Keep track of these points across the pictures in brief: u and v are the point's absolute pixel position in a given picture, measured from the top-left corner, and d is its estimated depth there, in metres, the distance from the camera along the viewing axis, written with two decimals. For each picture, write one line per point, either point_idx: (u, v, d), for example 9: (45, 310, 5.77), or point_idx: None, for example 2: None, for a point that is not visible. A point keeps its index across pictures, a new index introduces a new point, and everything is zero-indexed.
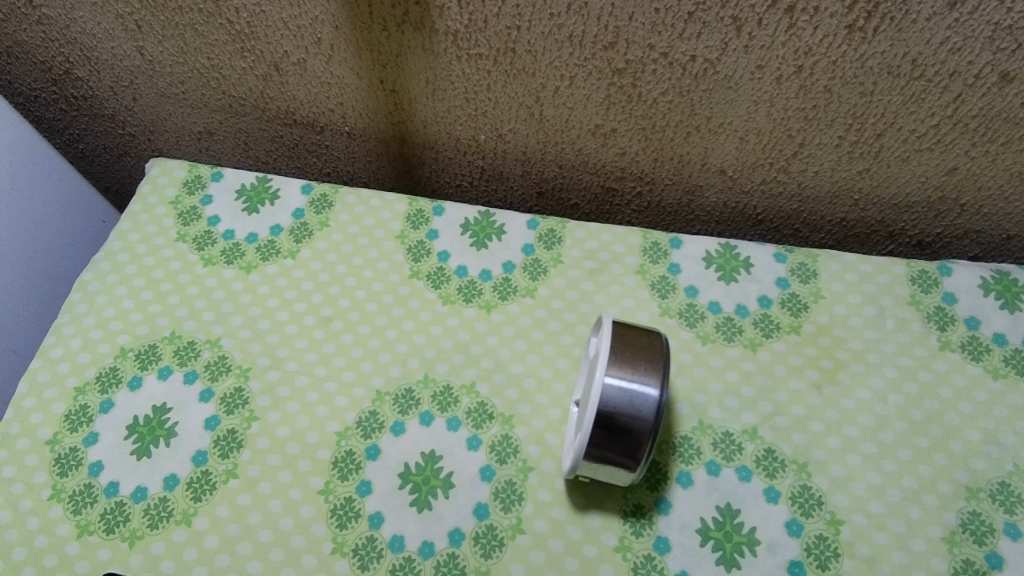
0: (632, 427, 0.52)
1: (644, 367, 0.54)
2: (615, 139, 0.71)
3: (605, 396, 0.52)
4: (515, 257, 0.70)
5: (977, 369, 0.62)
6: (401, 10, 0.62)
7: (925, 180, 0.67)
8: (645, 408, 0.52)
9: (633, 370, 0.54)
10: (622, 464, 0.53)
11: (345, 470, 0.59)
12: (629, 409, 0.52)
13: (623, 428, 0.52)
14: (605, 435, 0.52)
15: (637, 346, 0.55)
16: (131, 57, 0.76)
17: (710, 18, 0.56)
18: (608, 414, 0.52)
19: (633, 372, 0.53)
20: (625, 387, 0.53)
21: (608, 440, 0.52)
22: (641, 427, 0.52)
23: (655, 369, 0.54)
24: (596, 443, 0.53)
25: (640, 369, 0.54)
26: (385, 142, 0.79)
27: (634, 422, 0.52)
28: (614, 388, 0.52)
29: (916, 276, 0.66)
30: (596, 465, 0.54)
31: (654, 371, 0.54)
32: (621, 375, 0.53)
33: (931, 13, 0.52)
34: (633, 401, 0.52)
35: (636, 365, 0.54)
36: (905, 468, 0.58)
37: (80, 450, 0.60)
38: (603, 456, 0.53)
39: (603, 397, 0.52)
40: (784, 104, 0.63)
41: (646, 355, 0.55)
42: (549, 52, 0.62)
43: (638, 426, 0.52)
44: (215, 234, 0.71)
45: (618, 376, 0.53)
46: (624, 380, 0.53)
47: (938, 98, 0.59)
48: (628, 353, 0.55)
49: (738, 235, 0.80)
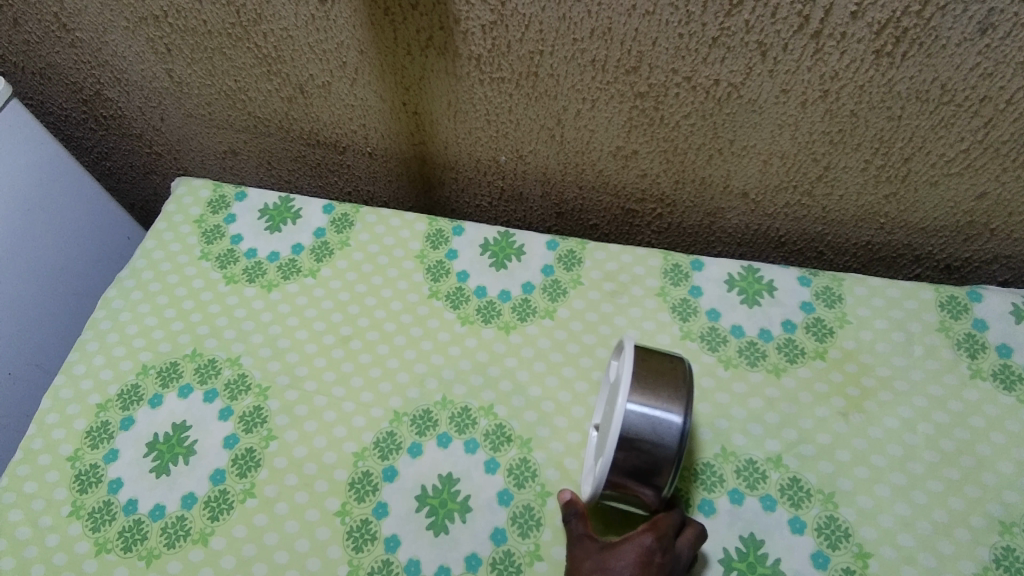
0: (654, 454, 0.51)
1: (667, 393, 0.53)
2: (636, 161, 0.71)
3: (627, 422, 0.51)
4: (535, 278, 0.69)
5: (1010, 399, 0.60)
6: (425, 36, 0.63)
7: (954, 205, 0.66)
8: (668, 435, 0.51)
9: (656, 396, 0.53)
10: (645, 488, 0.52)
11: (361, 491, 0.58)
12: (652, 435, 0.51)
13: (645, 454, 0.51)
14: (627, 460, 0.52)
15: (659, 371, 0.54)
16: (161, 79, 0.77)
17: (734, 43, 0.56)
18: (631, 440, 0.51)
19: (656, 399, 0.52)
20: (647, 414, 0.52)
21: (631, 464, 0.52)
22: (664, 455, 0.51)
23: (679, 395, 0.53)
24: (618, 467, 0.52)
25: (664, 395, 0.53)
26: (406, 163, 0.80)
27: (656, 449, 0.51)
28: (637, 415, 0.51)
29: (944, 302, 0.65)
30: (618, 489, 0.53)
31: (679, 397, 0.53)
32: (644, 402, 0.52)
33: (961, 39, 0.51)
34: (656, 428, 0.51)
35: (658, 391, 0.53)
36: (936, 499, 0.56)
37: (101, 467, 0.60)
38: (624, 480, 0.52)
39: (626, 423, 0.51)
40: (809, 128, 0.62)
41: (669, 381, 0.54)
42: (572, 76, 0.63)
43: (661, 453, 0.51)
44: (237, 252, 0.72)
45: (642, 403, 0.52)
46: (647, 406, 0.52)
47: (968, 123, 0.58)
48: (651, 379, 0.54)
49: (760, 258, 0.80)
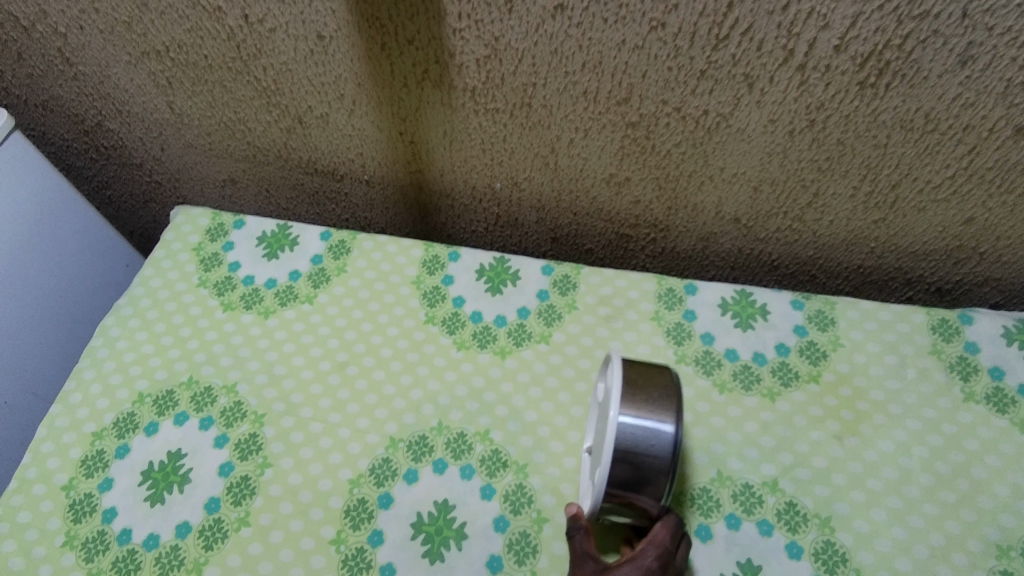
0: (650, 462, 0.51)
1: (658, 401, 0.53)
2: (629, 188, 0.72)
3: (621, 432, 0.51)
4: (530, 303, 0.70)
5: (1004, 422, 0.60)
6: (421, 69, 0.64)
7: (943, 229, 0.67)
8: (663, 445, 0.51)
9: (647, 407, 0.52)
10: (644, 497, 0.52)
11: (357, 519, 0.58)
12: (646, 444, 0.51)
13: (641, 464, 0.51)
14: (623, 471, 0.51)
15: (648, 379, 0.55)
16: (162, 111, 0.79)
17: (722, 76, 0.57)
18: (626, 451, 0.51)
19: (648, 410, 0.52)
20: (640, 424, 0.51)
21: (627, 475, 0.51)
22: (659, 463, 0.51)
23: (669, 401, 0.53)
24: (615, 479, 0.52)
25: (654, 405, 0.53)
26: (402, 190, 0.81)
27: (652, 457, 0.51)
28: (630, 424, 0.51)
29: (936, 325, 0.65)
30: (616, 501, 0.52)
31: (670, 403, 0.53)
32: (636, 414, 0.52)
33: (943, 71, 0.53)
34: (650, 436, 0.51)
35: (648, 398, 0.53)
36: (933, 523, 0.56)
37: (95, 496, 0.60)
38: (622, 492, 0.52)
39: (620, 433, 0.51)
40: (797, 156, 0.63)
41: (658, 388, 0.54)
42: (564, 106, 0.64)
43: (657, 461, 0.51)
44: (235, 279, 0.73)
45: (634, 415, 0.52)
46: (639, 415, 0.52)
47: (952, 151, 0.59)
48: (641, 387, 0.54)
49: (753, 281, 0.80)
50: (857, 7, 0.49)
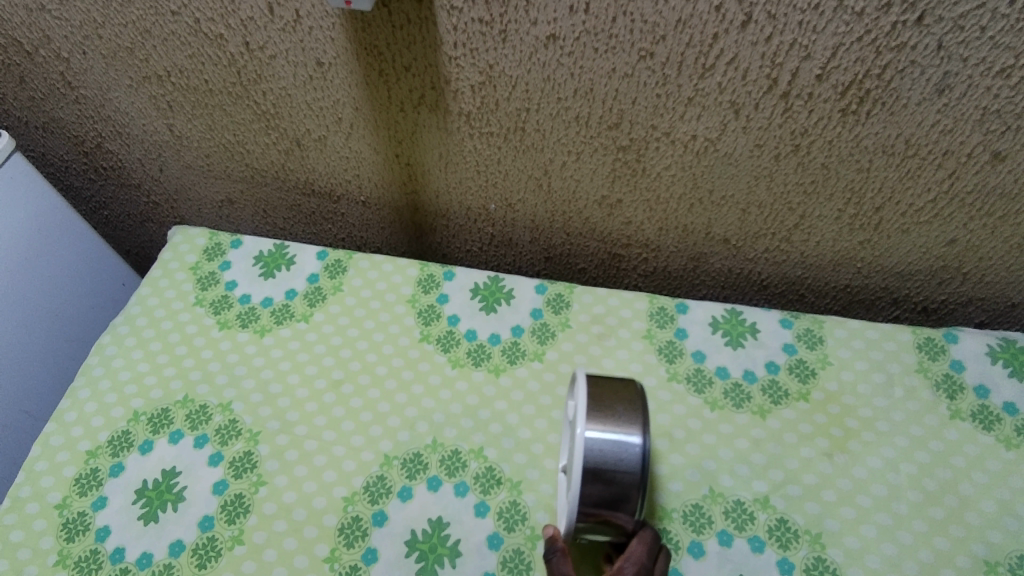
0: (621, 477, 0.51)
1: (623, 415, 0.54)
2: (621, 209, 0.73)
3: (590, 448, 0.52)
4: (524, 321, 0.71)
5: (990, 439, 0.61)
6: (418, 94, 0.66)
7: (926, 250, 0.69)
8: (632, 458, 0.52)
9: (614, 422, 0.53)
10: (619, 513, 0.52)
11: (350, 537, 0.58)
12: (615, 458, 0.51)
13: (612, 479, 0.51)
14: (596, 488, 0.51)
15: (613, 394, 0.56)
16: (161, 133, 0.80)
17: (709, 103, 0.59)
18: (597, 467, 0.51)
19: (614, 424, 0.53)
20: (608, 438, 0.52)
21: (599, 492, 0.51)
22: (631, 476, 0.51)
23: (634, 414, 0.54)
24: (588, 498, 0.52)
25: (621, 419, 0.54)
26: (398, 211, 0.82)
27: (623, 471, 0.51)
28: (598, 439, 0.52)
29: (922, 343, 0.67)
30: (591, 520, 0.52)
31: (635, 416, 0.54)
32: (602, 429, 0.53)
33: (921, 99, 0.55)
34: (618, 449, 0.52)
35: (614, 413, 0.54)
36: (921, 540, 0.57)
37: (88, 514, 0.60)
38: (596, 510, 0.52)
39: (588, 449, 0.52)
40: (783, 179, 0.65)
41: (623, 403, 0.55)
42: (557, 131, 0.66)
43: (629, 475, 0.51)
44: (231, 298, 0.74)
45: (600, 429, 0.53)
46: (605, 429, 0.53)
47: (933, 175, 0.61)
48: (606, 402, 0.55)
49: (743, 300, 0.82)
50: (837, 38, 0.52)
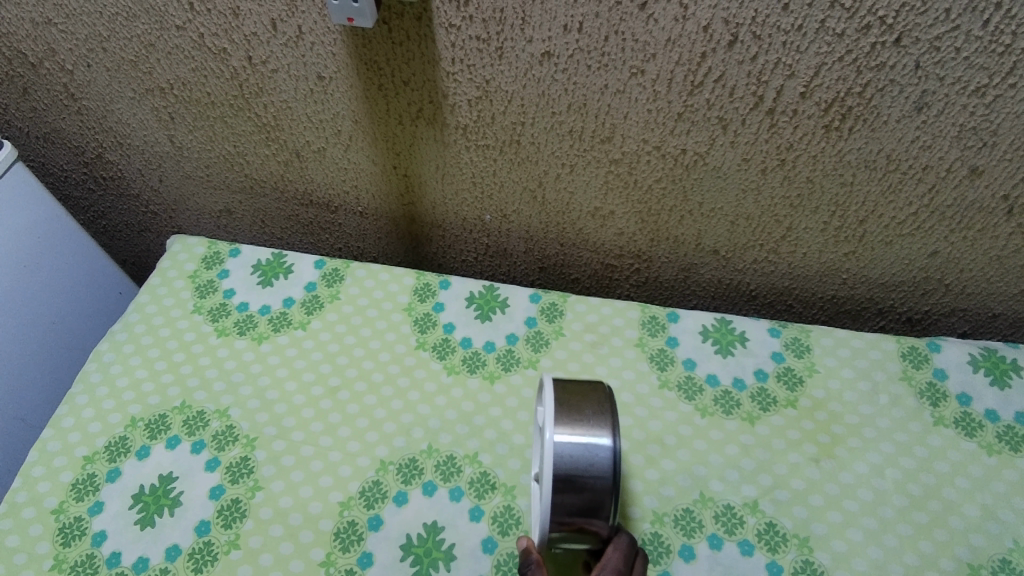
0: (593, 482, 0.51)
1: (592, 418, 0.53)
2: (613, 220, 0.75)
3: (560, 455, 0.51)
4: (518, 329, 0.72)
5: (972, 445, 0.63)
6: (416, 108, 0.68)
7: (909, 262, 0.71)
8: (603, 463, 0.51)
9: (583, 426, 0.52)
10: (594, 520, 0.51)
11: (346, 541, 0.59)
12: (586, 463, 0.50)
13: (584, 486, 0.51)
14: (568, 495, 0.51)
15: (582, 397, 0.55)
16: (162, 144, 0.81)
17: (698, 118, 0.61)
18: (568, 475, 0.50)
19: (582, 428, 0.52)
20: (577, 444, 0.51)
21: (572, 500, 0.51)
22: (602, 480, 0.51)
23: (603, 416, 0.53)
24: (561, 507, 0.51)
25: (590, 423, 0.53)
26: (394, 221, 0.84)
27: (594, 477, 0.51)
28: (567, 445, 0.51)
29: (906, 352, 0.68)
30: (566, 529, 0.52)
31: (603, 418, 0.53)
32: (570, 434, 0.52)
33: (901, 116, 0.57)
34: (588, 454, 0.51)
35: (584, 416, 0.53)
36: (906, 544, 0.58)
37: (85, 519, 0.60)
38: (570, 518, 0.51)
39: (558, 456, 0.51)
40: (770, 192, 0.67)
41: (592, 405, 0.54)
42: (552, 144, 0.68)
43: (600, 479, 0.51)
44: (229, 306, 0.75)
45: (569, 435, 0.52)
46: (574, 434, 0.52)
47: (914, 189, 0.63)
48: (575, 405, 0.54)
49: (733, 310, 0.84)
50: (819, 58, 0.54)
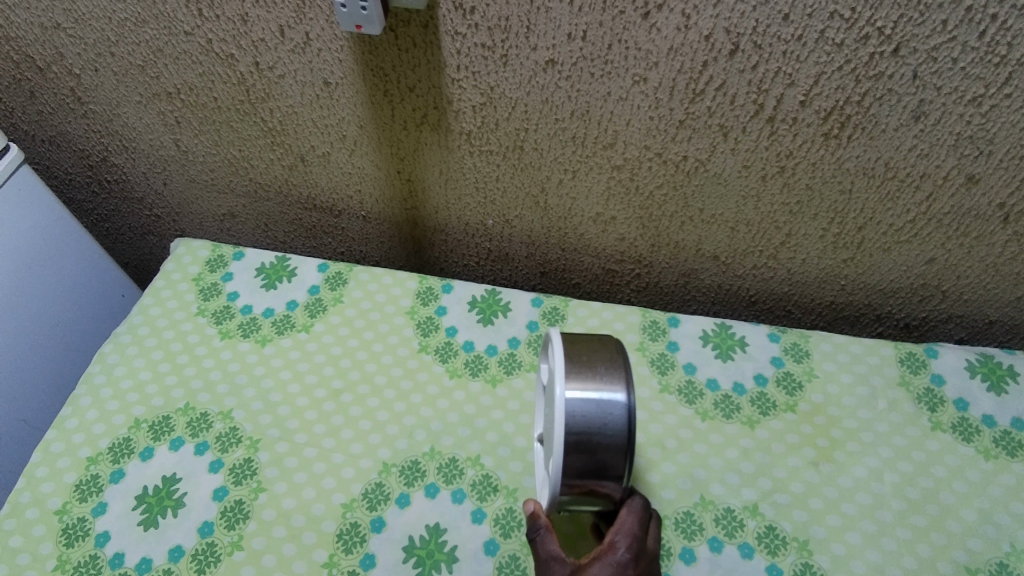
0: (606, 442, 0.49)
1: (605, 376, 0.51)
2: (614, 226, 0.76)
3: (573, 414, 0.49)
4: (520, 333, 0.73)
5: (969, 450, 0.64)
6: (421, 113, 0.68)
7: (907, 269, 0.72)
8: (617, 422, 0.49)
9: (595, 383, 0.51)
10: (605, 482, 0.50)
11: (349, 543, 0.59)
12: (599, 422, 0.49)
13: (597, 446, 0.49)
14: (580, 456, 0.49)
15: (594, 354, 0.53)
16: (167, 148, 0.82)
17: (699, 125, 0.62)
18: (580, 435, 0.49)
19: (595, 385, 0.50)
20: (589, 403, 0.49)
21: (583, 461, 0.49)
22: (616, 440, 0.49)
23: (616, 372, 0.52)
24: (571, 469, 0.50)
25: (603, 381, 0.51)
26: (397, 225, 0.84)
27: (607, 437, 0.49)
28: (581, 404, 0.49)
29: (904, 358, 0.69)
30: (575, 492, 0.51)
31: (617, 374, 0.51)
32: (583, 391, 0.50)
33: (898, 125, 0.58)
34: (602, 413, 0.49)
35: (596, 374, 0.51)
36: (904, 547, 0.58)
37: (89, 520, 0.61)
38: (581, 480, 0.50)
39: (570, 415, 0.49)
40: (770, 199, 0.68)
41: (604, 362, 0.52)
42: (554, 150, 0.69)
43: (614, 439, 0.49)
44: (233, 308, 0.75)
45: (582, 393, 0.50)
46: (587, 391, 0.50)
47: (912, 197, 0.64)
48: (587, 364, 0.52)
49: (733, 315, 0.84)
50: (818, 67, 0.55)
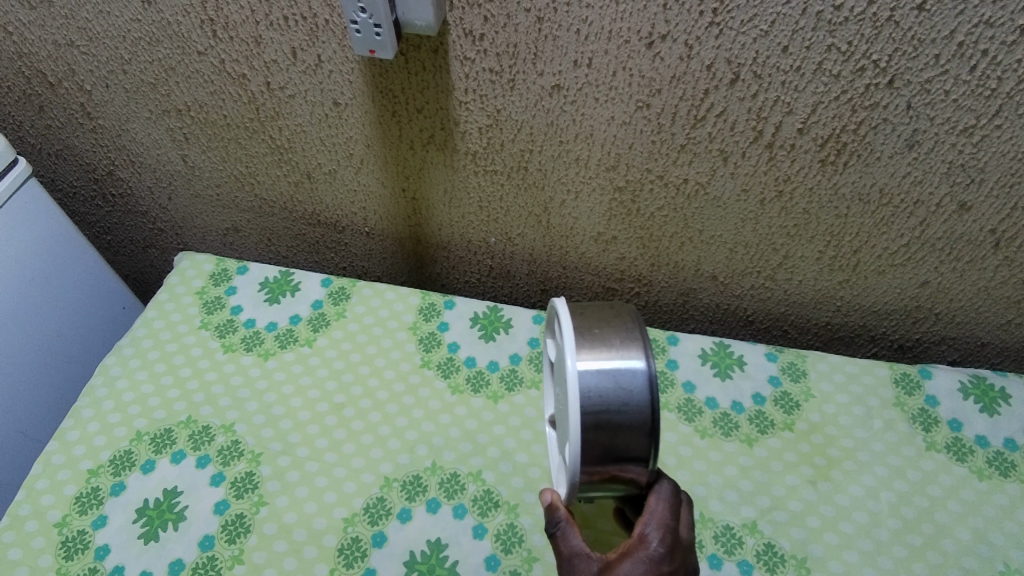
0: (627, 422, 0.48)
1: (620, 349, 0.50)
2: (615, 245, 0.77)
3: (589, 395, 0.47)
4: (521, 350, 0.74)
5: (963, 470, 0.65)
6: (427, 134, 0.70)
7: (901, 291, 0.73)
8: (637, 399, 0.48)
9: (610, 358, 0.49)
10: (628, 467, 0.49)
11: (350, 557, 0.59)
12: (619, 402, 0.47)
13: (617, 427, 0.48)
14: (599, 439, 0.48)
15: (605, 327, 0.52)
16: (175, 163, 0.83)
17: (699, 150, 0.64)
18: (599, 416, 0.47)
19: (610, 360, 0.49)
20: (606, 381, 0.48)
21: (603, 445, 0.48)
22: (636, 418, 0.48)
23: (631, 345, 0.50)
24: (590, 455, 0.48)
25: (619, 355, 0.49)
26: (400, 242, 0.85)
27: (627, 416, 0.48)
28: (596, 382, 0.48)
29: (898, 378, 0.70)
30: (596, 478, 0.49)
31: (632, 346, 0.50)
32: (598, 369, 0.48)
33: (893, 153, 0.60)
34: (621, 391, 0.48)
35: (611, 349, 0.50)
36: (901, 565, 0.59)
37: (88, 533, 0.61)
38: (601, 467, 0.49)
39: (586, 394, 0.47)
40: (768, 222, 0.70)
41: (618, 335, 0.51)
42: (558, 171, 0.70)
43: (634, 417, 0.48)
44: (236, 322, 0.76)
45: (597, 371, 0.48)
46: (602, 368, 0.48)
47: (905, 222, 0.66)
48: (600, 338, 0.50)
49: (730, 334, 0.86)
50: (816, 97, 0.57)
